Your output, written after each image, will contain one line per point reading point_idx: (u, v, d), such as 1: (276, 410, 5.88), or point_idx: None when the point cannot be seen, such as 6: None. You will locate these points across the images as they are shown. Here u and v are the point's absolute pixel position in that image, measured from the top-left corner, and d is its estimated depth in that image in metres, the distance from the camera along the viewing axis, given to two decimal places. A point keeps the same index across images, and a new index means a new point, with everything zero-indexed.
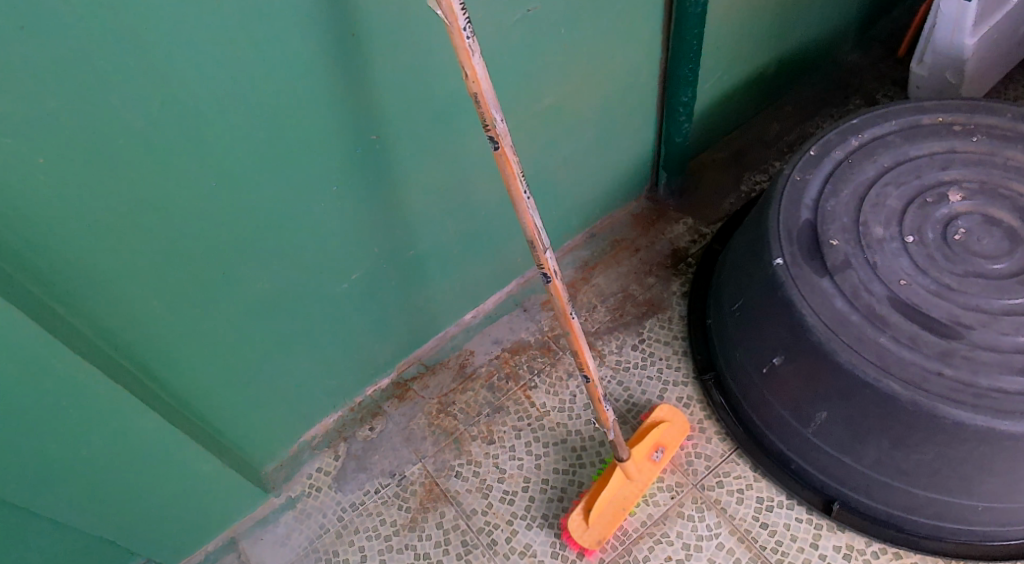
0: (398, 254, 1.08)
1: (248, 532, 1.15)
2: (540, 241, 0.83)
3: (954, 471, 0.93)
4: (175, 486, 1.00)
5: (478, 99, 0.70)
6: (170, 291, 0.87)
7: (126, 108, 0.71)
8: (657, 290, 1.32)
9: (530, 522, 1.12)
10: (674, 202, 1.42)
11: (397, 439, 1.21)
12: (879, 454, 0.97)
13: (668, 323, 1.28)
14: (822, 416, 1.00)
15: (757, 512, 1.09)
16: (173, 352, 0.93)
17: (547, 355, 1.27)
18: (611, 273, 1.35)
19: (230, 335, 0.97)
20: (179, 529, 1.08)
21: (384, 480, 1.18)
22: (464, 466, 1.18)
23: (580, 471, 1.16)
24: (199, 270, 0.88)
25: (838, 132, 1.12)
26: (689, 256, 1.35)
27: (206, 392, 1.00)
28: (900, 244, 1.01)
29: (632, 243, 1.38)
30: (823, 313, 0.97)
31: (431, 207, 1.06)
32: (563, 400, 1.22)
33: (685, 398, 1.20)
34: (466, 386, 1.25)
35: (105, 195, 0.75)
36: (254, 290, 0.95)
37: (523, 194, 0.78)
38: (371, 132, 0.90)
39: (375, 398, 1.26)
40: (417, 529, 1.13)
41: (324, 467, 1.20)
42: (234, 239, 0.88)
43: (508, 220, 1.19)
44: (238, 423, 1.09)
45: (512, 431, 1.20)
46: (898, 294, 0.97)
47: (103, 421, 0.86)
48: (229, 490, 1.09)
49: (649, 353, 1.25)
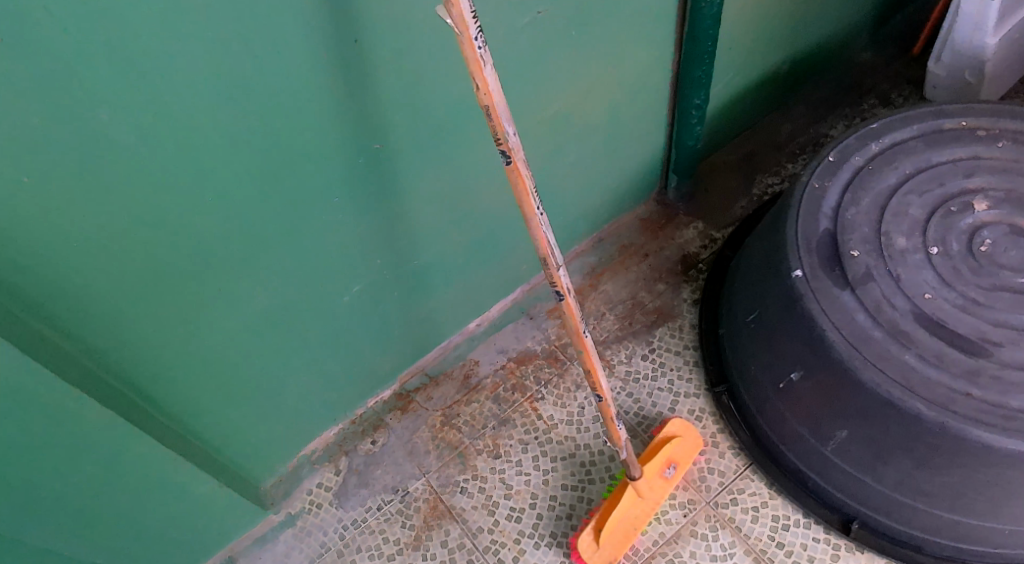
0: (401, 264, 1.04)
1: (245, 550, 1.11)
2: (553, 258, 0.78)
3: (979, 495, 0.90)
4: (170, 508, 0.96)
5: (488, 113, 0.66)
6: (164, 311, 0.83)
7: (115, 125, 0.67)
8: (666, 298, 1.28)
9: (537, 541, 1.09)
10: (683, 206, 1.38)
11: (400, 453, 1.18)
12: (901, 474, 0.94)
13: (678, 332, 1.24)
14: (842, 434, 0.97)
15: (773, 531, 1.07)
16: (168, 371, 0.89)
17: (554, 365, 1.23)
18: (620, 280, 1.31)
19: (227, 352, 0.93)
20: (174, 550, 1.03)
21: (387, 496, 1.14)
22: (469, 482, 1.14)
23: (589, 488, 1.12)
24: (194, 289, 0.84)
25: (857, 137, 1.07)
26: (699, 262, 1.31)
27: (202, 412, 0.96)
28: (923, 256, 0.97)
29: (640, 249, 1.34)
30: (844, 329, 0.93)
31: (435, 217, 1.02)
32: (571, 413, 1.19)
33: (697, 410, 1.17)
34: (471, 397, 1.22)
35: (92, 215, 0.71)
36: (251, 306, 0.91)
37: (535, 211, 0.74)
38: (375, 141, 0.86)
39: (377, 410, 1.21)
40: (421, 549, 1.10)
41: (324, 482, 1.16)
42: (230, 255, 0.84)
43: (516, 228, 1.15)
44: (236, 440, 1.04)
45: (518, 445, 1.17)
46: (923, 309, 0.93)
47: (95, 446, 0.82)
48: (226, 510, 1.05)
49: (659, 363, 1.22)
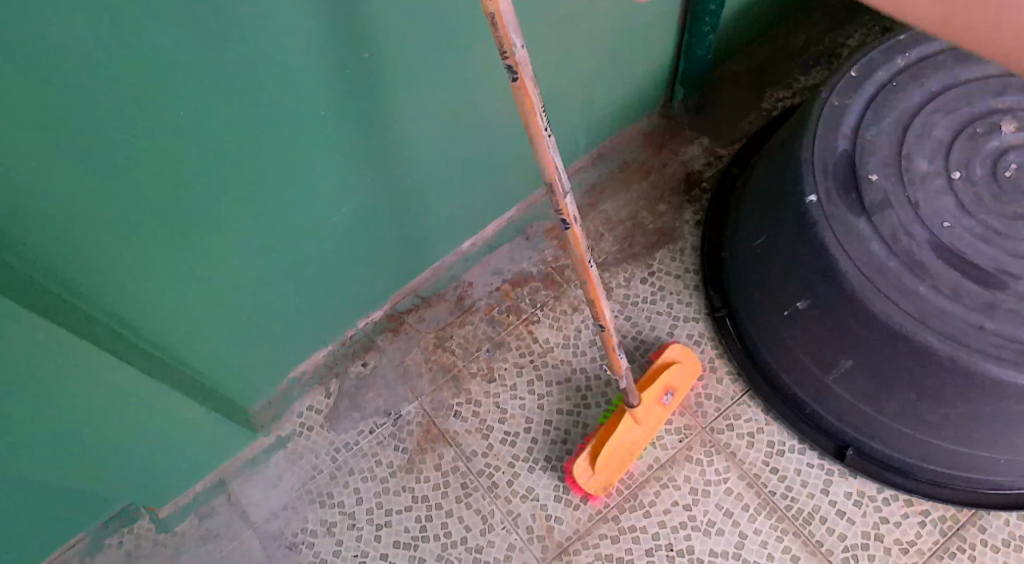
0: (393, 183, 0.97)
1: (236, 472, 1.10)
2: (560, 184, 0.73)
3: (982, 427, 0.89)
4: (157, 435, 0.94)
5: (495, 22, 0.59)
6: (138, 237, 0.77)
7: (68, 29, 0.59)
8: (668, 218, 1.23)
9: (531, 464, 1.08)
10: (689, 120, 1.31)
11: (392, 376, 1.15)
12: (904, 405, 0.92)
13: (679, 254, 1.20)
14: (846, 363, 0.94)
15: (767, 457, 1.06)
16: (146, 299, 0.84)
17: (551, 288, 1.19)
18: (620, 199, 1.25)
19: (209, 278, 0.88)
20: (163, 474, 1.02)
21: (380, 419, 1.13)
22: (462, 406, 1.12)
23: (585, 413, 1.11)
24: (170, 214, 0.78)
25: (884, 49, 0.99)
26: (703, 181, 1.25)
27: (185, 339, 0.92)
28: (945, 181, 0.92)
29: (642, 166, 1.28)
30: (859, 258, 0.88)
31: (428, 132, 0.95)
32: (567, 336, 1.16)
33: (695, 335, 1.14)
34: (465, 320, 1.18)
35: (51, 133, 0.64)
36: (233, 230, 0.85)
37: (542, 133, 0.68)
38: (364, 49, 0.78)
39: (367, 332, 1.18)
40: (414, 472, 1.09)
41: (315, 405, 1.14)
42: (208, 176, 0.77)
43: (514, 144, 1.08)
44: (223, 366, 1.01)
45: (512, 369, 1.14)
46: (941, 238, 0.89)
47: (72, 378, 0.78)
48: (215, 434, 1.03)
49: (658, 286, 1.18)
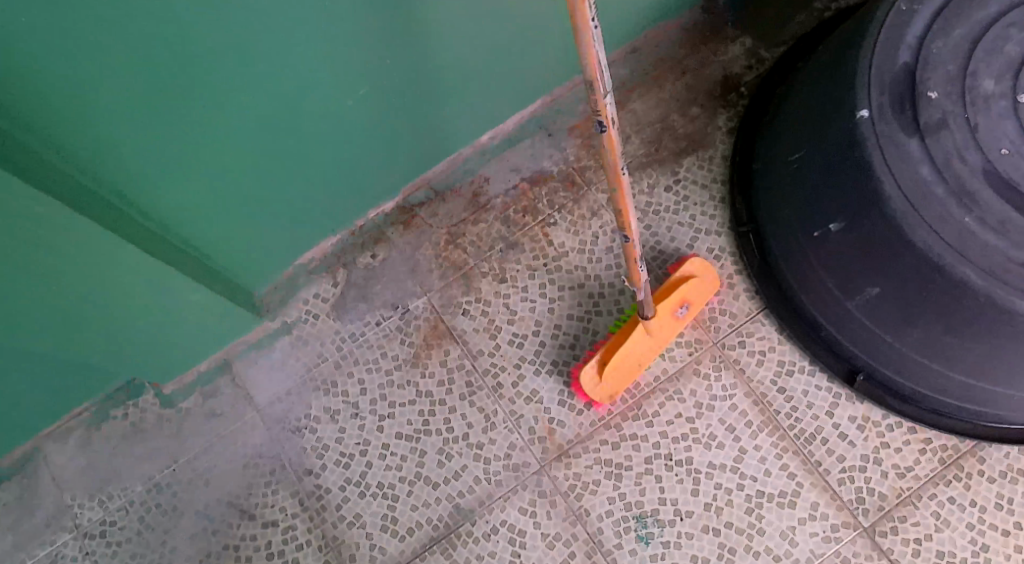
0: (413, 68, 0.91)
1: (241, 354, 1.10)
2: (602, 83, 0.67)
3: (1005, 364, 0.87)
4: (161, 314, 0.92)
5: None
6: (140, 108, 0.72)
7: None
8: (700, 124, 1.16)
9: (537, 368, 1.07)
10: (733, 17, 1.21)
11: (402, 270, 1.12)
12: (926, 337, 0.90)
13: (708, 163, 1.14)
14: (873, 290, 0.91)
15: (776, 376, 1.05)
16: (150, 175, 0.80)
17: (570, 190, 1.14)
18: (651, 99, 1.18)
19: (216, 157, 0.83)
20: (167, 351, 1.01)
21: (387, 312, 1.11)
22: (472, 305, 1.10)
23: (596, 320, 1.08)
24: (174, 85, 0.72)
25: None
26: (741, 85, 1.18)
27: (191, 218, 0.89)
28: (1010, 104, 0.83)
29: (678, 65, 1.20)
30: (905, 182, 0.83)
31: (455, 14, 0.87)
32: (584, 241, 1.12)
33: (716, 249, 1.11)
34: (479, 217, 1.14)
35: None
36: (241, 107, 0.80)
37: (590, 23, 0.61)
38: None
39: (377, 222, 1.14)
40: (419, 367, 1.08)
41: (321, 294, 1.12)
42: (215, 46, 0.71)
43: (544, 32, 1.00)
44: (230, 249, 0.98)
45: (525, 270, 1.11)
46: (995, 167, 0.82)
47: (72, 253, 0.75)
48: (220, 316, 1.01)
49: (683, 196, 1.13)
